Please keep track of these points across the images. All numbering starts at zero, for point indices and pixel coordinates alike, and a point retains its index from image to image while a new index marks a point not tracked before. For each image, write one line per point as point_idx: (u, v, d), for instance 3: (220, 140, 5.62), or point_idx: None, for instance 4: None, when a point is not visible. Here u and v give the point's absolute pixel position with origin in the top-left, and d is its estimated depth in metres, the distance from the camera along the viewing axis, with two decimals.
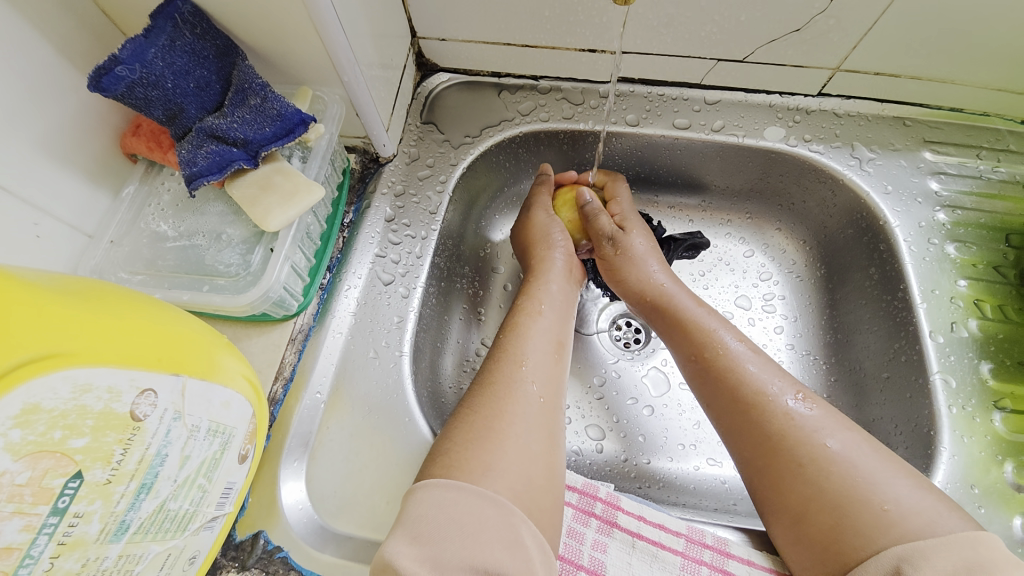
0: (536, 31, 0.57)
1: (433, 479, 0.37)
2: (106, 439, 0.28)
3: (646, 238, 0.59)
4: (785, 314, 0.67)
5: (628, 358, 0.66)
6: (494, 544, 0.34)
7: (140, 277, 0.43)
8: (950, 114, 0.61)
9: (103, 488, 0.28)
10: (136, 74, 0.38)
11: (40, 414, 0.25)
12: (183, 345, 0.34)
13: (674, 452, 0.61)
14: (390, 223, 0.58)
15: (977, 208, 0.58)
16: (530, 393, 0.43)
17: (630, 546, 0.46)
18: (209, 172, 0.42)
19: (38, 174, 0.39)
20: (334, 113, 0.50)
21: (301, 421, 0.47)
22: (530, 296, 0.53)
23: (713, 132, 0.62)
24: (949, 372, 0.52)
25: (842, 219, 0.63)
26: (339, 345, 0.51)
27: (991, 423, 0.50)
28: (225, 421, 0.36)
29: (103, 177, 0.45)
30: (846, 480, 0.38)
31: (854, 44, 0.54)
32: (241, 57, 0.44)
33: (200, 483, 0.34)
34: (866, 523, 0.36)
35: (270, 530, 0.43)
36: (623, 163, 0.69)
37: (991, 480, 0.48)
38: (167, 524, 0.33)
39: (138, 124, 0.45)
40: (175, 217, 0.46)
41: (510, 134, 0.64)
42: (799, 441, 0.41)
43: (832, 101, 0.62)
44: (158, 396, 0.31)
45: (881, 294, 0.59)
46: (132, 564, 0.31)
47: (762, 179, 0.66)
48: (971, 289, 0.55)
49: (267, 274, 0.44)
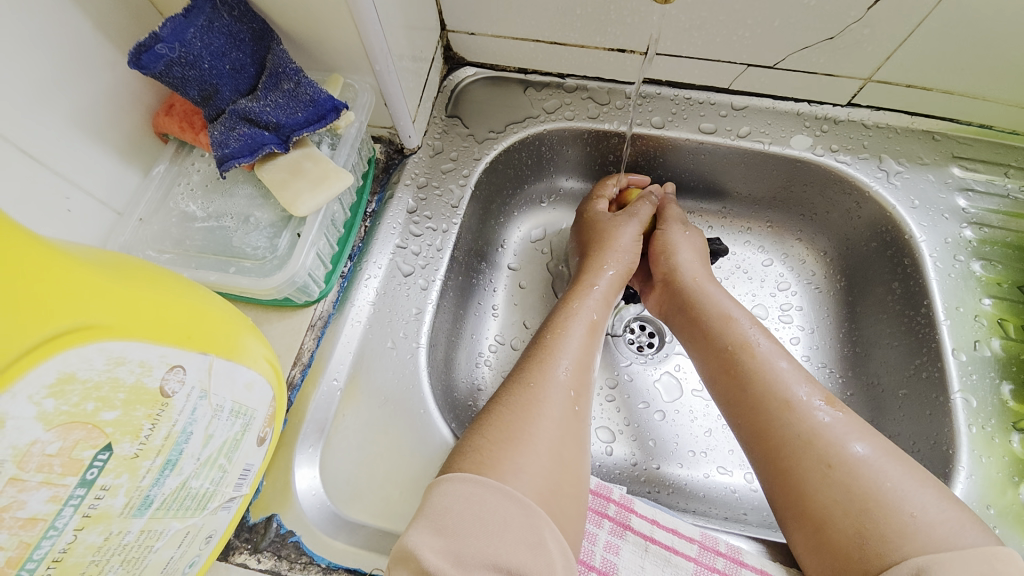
0: (566, 28, 0.57)
1: (461, 472, 0.37)
2: (136, 414, 0.28)
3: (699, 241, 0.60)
4: (802, 325, 0.67)
5: (642, 362, 0.66)
6: (518, 545, 0.34)
7: (167, 256, 0.44)
8: (980, 131, 0.60)
9: (130, 462, 0.29)
10: (175, 53, 0.38)
11: (74, 384, 0.25)
12: (211, 324, 0.34)
13: (685, 458, 0.61)
14: (412, 215, 0.58)
15: (1003, 226, 0.58)
16: (566, 397, 0.43)
17: (643, 550, 0.46)
18: (240, 154, 0.42)
19: (71, 149, 0.39)
20: (364, 101, 0.50)
21: (318, 407, 0.47)
22: (581, 299, 0.53)
23: (740, 138, 0.62)
24: (970, 392, 0.52)
25: (866, 232, 0.62)
26: (357, 333, 0.51)
27: (1010, 443, 0.50)
28: (247, 403, 0.36)
29: (134, 156, 0.45)
30: (874, 484, 0.38)
31: (888, 55, 0.53)
32: (276, 41, 0.44)
33: (221, 463, 0.35)
34: (894, 530, 0.36)
35: (283, 514, 0.43)
36: (646, 166, 0.68)
37: (1007, 502, 0.47)
38: (187, 502, 0.33)
39: (172, 103, 0.45)
40: (204, 198, 0.46)
41: (534, 131, 0.63)
42: (829, 442, 0.41)
43: (861, 112, 0.61)
44: (186, 373, 0.31)
45: (903, 309, 0.59)
46: (153, 539, 0.31)
47: (785, 189, 0.66)
48: (995, 308, 0.55)
49: (294, 259, 0.44)
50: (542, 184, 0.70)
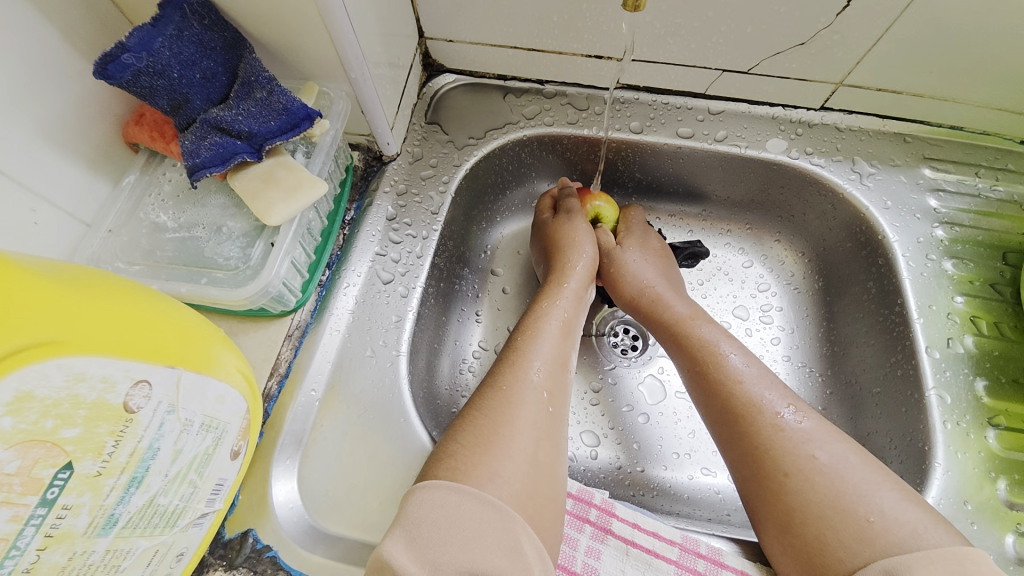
0: (543, 35, 0.58)
1: (435, 480, 0.37)
2: (98, 431, 0.28)
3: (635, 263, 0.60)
4: (783, 325, 0.68)
5: (626, 365, 0.66)
6: (493, 550, 0.34)
7: (137, 268, 0.43)
8: (950, 132, 0.61)
9: (93, 481, 0.28)
10: (142, 63, 0.38)
11: (32, 402, 0.25)
12: (179, 337, 0.33)
13: (669, 460, 0.61)
14: (392, 222, 0.58)
15: (974, 225, 0.59)
16: (540, 399, 0.43)
17: (625, 553, 0.46)
18: (212, 164, 0.42)
19: (36, 161, 0.39)
20: (340, 109, 0.49)
21: (295, 419, 0.47)
22: (551, 301, 0.52)
23: (716, 142, 0.63)
24: (944, 388, 0.52)
25: (841, 233, 0.63)
26: (336, 342, 0.50)
27: (985, 439, 0.50)
28: (219, 416, 0.35)
29: (103, 166, 0.44)
30: (831, 490, 0.38)
31: (858, 60, 0.55)
32: (248, 50, 0.44)
33: (191, 478, 0.34)
34: (850, 536, 0.36)
35: (259, 528, 0.42)
36: (625, 171, 0.69)
37: (984, 497, 0.48)
38: (155, 520, 0.32)
39: (142, 113, 0.45)
40: (176, 208, 0.45)
41: (513, 137, 0.64)
42: (785, 452, 0.41)
43: (834, 116, 0.62)
44: (153, 388, 0.30)
45: (879, 308, 0.59)
46: (119, 559, 0.31)
47: (762, 191, 0.67)
48: (968, 305, 0.56)
49: (267, 269, 0.43)
50: (523, 190, 0.70)
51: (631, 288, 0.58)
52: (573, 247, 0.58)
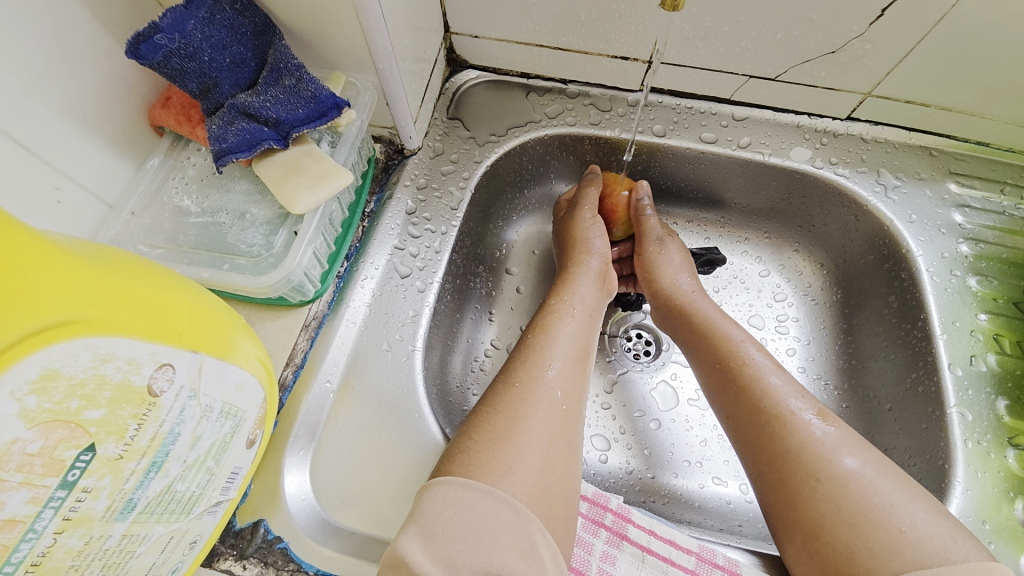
0: (570, 34, 0.57)
1: (449, 476, 0.36)
2: (122, 413, 0.27)
3: (682, 253, 0.60)
4: (799, 336, 0.67)
5: (638, 370, 0.65)
6: (508, 551, 0.33)
7: (159, 251, 0.42)
8: (977, 148, 0.61)
9: (113, 464, 0.27)
10: (174, 44, 0.37)
11: (58, 381, 0.24)
12: (203, 322, 0.33)
13: (681, 468, 0.60)
14: (411, 216, 0.57)
15: (999, 242, 0.58)
16: (554, 398, 0.42)
17: (639, 560, 0.46)
18: (238, 149, 0.41)
19: (63, 138, 0.38)
20: (366, 100, 0.49)
21: (310, 410, 0.46)
22: (562, 300, 0.52)
23: (740, 148, 0.62)
24: (966, 406, 0.52)
25: (863, 245, 0.63)
26: (352, 335, 0.50)
27: (1005, 459, 0.50)
28: (238, 404, 0.35)
29: (128, 148, 0.44)
30: (863, 499, 0.37)
31: (888, 70, 0.54)
32: (278, 36, 0.43)
33: (208, 466, 0.33)
34: (881, 546, 0.35)
35: (271, 518, 0.42)
36: (646, 175, 0.68)
37: (1003, 517, 0.47)
38: (172, 506, 0.32)
39: (169, 96, 0.45)
40: (199, 193, 0.45)
41: (535, 136, 0.63)
42: (818, 456, 0.40)
43: (860, 126, 0.61)
44: (176, 372, 0.30)
45: (899, 323, 0.59)
46: (134, 544, 0.30)
47: (783, 200, 0.66)
48: (991, 323, 0.55)
49: (289, 257, 0.43)
50: (541, 191, 0.70)
51: (660, 283, 0.58)
52: (585, 245, 0.57)
